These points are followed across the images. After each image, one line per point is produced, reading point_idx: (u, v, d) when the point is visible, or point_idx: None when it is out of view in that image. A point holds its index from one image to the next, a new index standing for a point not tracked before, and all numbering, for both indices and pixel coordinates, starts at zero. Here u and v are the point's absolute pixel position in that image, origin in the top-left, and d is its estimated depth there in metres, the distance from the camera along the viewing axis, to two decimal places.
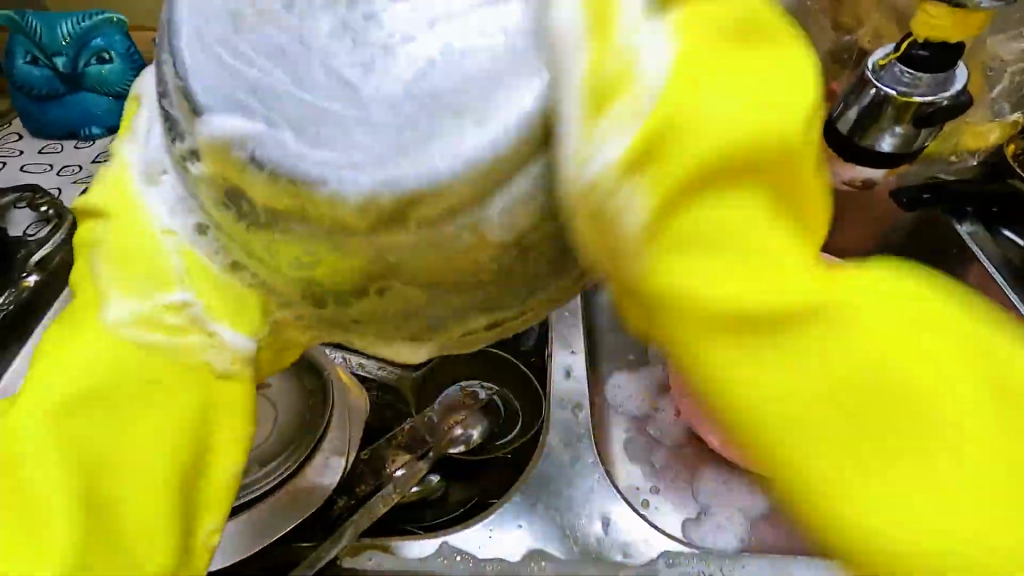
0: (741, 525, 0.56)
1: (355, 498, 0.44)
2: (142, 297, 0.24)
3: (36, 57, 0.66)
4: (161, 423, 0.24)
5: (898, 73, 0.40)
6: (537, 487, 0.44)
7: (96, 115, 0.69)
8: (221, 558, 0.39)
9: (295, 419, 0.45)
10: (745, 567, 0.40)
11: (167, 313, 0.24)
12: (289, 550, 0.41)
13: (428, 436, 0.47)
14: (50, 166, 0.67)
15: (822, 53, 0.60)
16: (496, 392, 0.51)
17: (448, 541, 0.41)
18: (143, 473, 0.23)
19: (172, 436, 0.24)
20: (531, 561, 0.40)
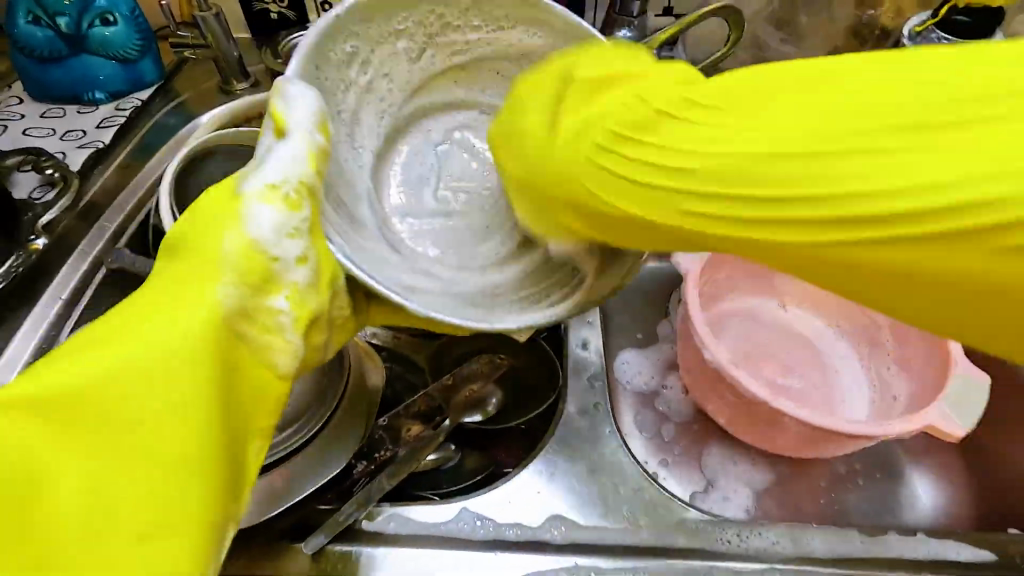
0: (747, 497, 0.57)
1: (373, 463, 0.44)
2: (240, 321, 0.27)
3: (38, 16, 0.63)
4: (185, 445, 0.25)
5: (934, 39, 0.41)
6: (554, 457, 0.44)
7: (100, 79, 0.67)
8: (236, 521, 0.39)
9: (311, 386, 0.44)
10: (762, 534, 0.40)
11: (267, 331, 0.28)
12: (310, 512, 0.41)
13: (443, 404, 0.47)
14: (53, 130, 0.65)
15: (842, 27, 0.60)
16: (511, 363, 0.51)
17: (464, 507, 0.41)
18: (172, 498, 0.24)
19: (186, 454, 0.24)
20: (549, 528, 0.40)
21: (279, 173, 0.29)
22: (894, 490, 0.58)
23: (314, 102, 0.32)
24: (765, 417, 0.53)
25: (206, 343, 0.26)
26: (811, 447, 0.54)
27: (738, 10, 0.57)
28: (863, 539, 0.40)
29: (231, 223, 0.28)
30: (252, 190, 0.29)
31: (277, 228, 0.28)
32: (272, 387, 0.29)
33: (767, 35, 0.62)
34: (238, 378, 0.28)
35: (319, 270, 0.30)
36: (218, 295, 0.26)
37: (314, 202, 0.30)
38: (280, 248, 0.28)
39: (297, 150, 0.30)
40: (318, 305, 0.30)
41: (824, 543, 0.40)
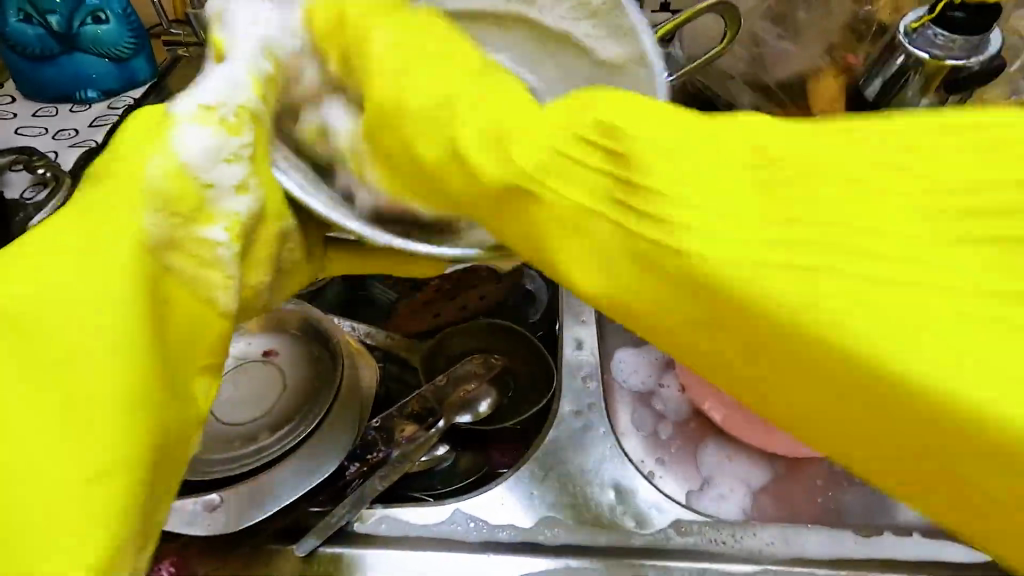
0: (743, 496, 0.57)
1: (367, 464, 0.44)
2: (175, 254, 0.28)
3: (29, 14, 0.63)
4: (111, 383, 0.25)
5: (931, 35, 0.40)
6: (549, 458, 0.44)
7: (94, 78, 0.67)
8: (230, 522, 0.39)
9: (305, 387, 0.45)
10: (756, 535, 0.40)
11: (203, 265, 0.28)
12: (302, 514, 0.41)
13: (436, 405, 0.47)
14: (45, 129, 0.65)
15: (840, 23, 0.59)
16: (505, 363, 0.50)
17: (458, 509, 0.41)
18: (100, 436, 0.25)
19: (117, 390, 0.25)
20: (542, 529, 0.40)
21: (214, 93, 0.28)
22: (891, 489, 0.58)
23: (258, 30, 0.31)
24: (762, 417, 0.53)
25: (127, 273, 0.26)
26: (808, 447, 0.54)
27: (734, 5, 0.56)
28: (857, 540, 0.40)
29: (158, 147, 0.28)
30: (182, 112, 0.28)
31: (213, 153, 0.27)
32: (208, 322, 0.29)
33: (764, 31, 0.62)
34: (175, 312, 0.28)
35: (262, 201, 0.29)
36: (142, 221, 0.27)
37: (259, 129, 0.29)
38: (213, 174, 0.27)
39: (238, 75, 0.29)
40: (258, 239, 0.30)
41: (819, 544, 0.40)
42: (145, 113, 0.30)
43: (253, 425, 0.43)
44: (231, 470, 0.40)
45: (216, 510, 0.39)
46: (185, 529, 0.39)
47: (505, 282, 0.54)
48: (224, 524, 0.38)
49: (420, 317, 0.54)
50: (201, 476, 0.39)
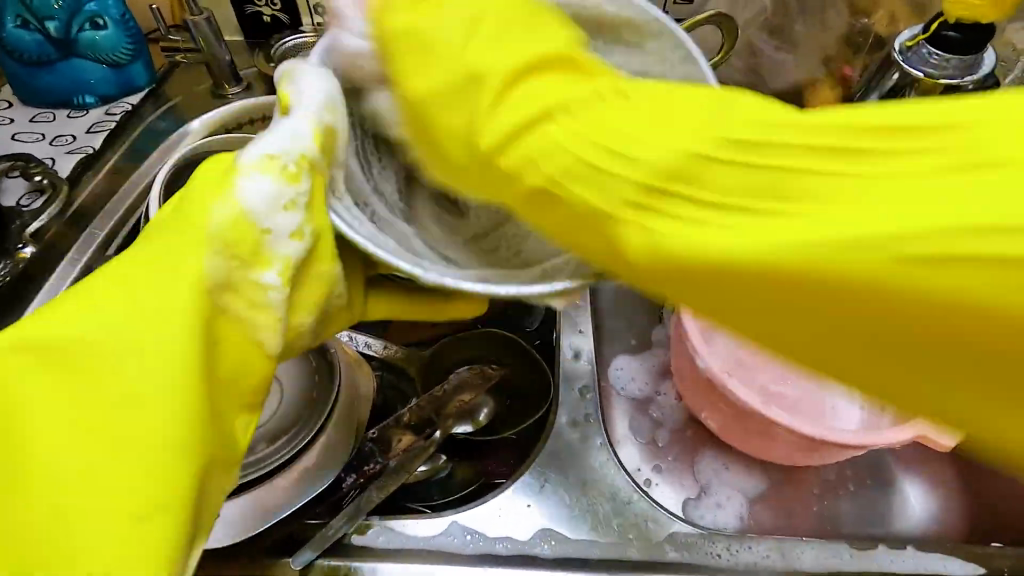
0: (740, 504, 0.57)
1: (364, 475, 0.44)
2: (229, 296, 0.27)
3: (26, 20, 0.63)
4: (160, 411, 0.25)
5: (926, 54, 0.41)
6: (545, 469, 0.44)
7: (91, 83, 0.67)
8: (224, 535, 0.39)
9: (302, 399, 0.45)
10: (752, 548, 0.40)
11: (254, 308, 0.28)
12: (300, 526, 0.41)
13: (433, 415, 0.47)
14: (43, 135, 0.65)
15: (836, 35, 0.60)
16: (503, 372, 0.51)
17: (455, 521, 0.41)
18: (148, 470, 0.25)
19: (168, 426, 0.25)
20: (539, 542, 0.40)
21: (281, 144, 0.27)
22: (886, 499, 0.58)
23: (327, 82, 0.29)
24: (758, 426, 0.53)
25: (184, 323, 0.26)
26: (803, 456, 0.54)
27: (731, 18, 0.56)
28: (852, 554, 0.40)
29: (224, 194, 0.27)
30: (247, 161, 0.27)
31: (273, 203, 0.27)
32: (257, 367, 0.29)
33: (761, 42, 0.62)
34: (221, 350, 0.28)
35: (315, 247, 0.28)
36: (205, 266, 0.26)
37: (316, 177, 0.28)
38: (272, 221, 0.27)
39: (298, 129, 0.28)
40: (307, 282, 0.29)
41: (814, 558, 0.40)
42: (222, 156, 0.29)
43: (250, 436, 0.42)
44: None
45: (213, 523, 0.39)
46: None
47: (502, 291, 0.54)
48: (218, 537, 0.39)
49: (414, 327, 0.53)
50: None
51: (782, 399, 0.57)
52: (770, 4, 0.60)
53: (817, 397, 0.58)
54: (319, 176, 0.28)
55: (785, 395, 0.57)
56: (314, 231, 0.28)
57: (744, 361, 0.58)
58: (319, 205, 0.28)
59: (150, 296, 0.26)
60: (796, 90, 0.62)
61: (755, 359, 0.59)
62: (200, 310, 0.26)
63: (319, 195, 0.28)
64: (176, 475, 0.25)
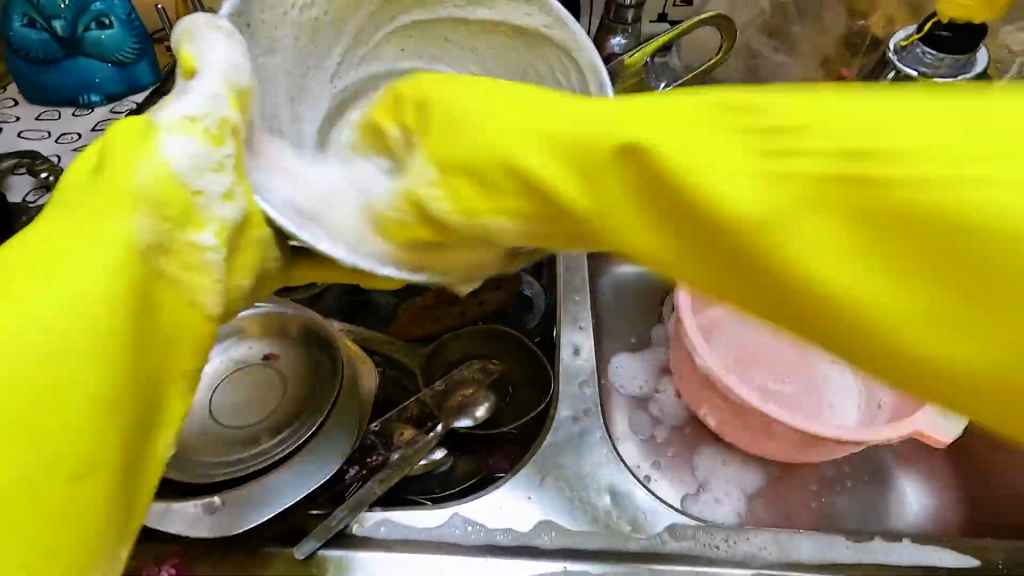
0: (738, 500, 0.57)
1: (366, 467, 0.45)
2: (166, 262, 0.28)
3: (34, 19, 0.64)
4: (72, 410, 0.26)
5: (920, 54, 0.41)
6: (545, 463, 0.44)
7: (97, 82, 0.68)
8: (225, 527, 0.39)
9: (305, 391, 0.46)
10: (750, 539, 0.41)
11: (191, 272, 0.28)
12: (303, 517, 0.42)
13: (435, 409, 0.47)
14: (48, 133, 0.65)
15: (834, 37, 0.61)
16: (504, 368, 0.51)
17: (457, 513, 0.41)
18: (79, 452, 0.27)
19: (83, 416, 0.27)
20: (540, 533, 0.41)
21: (193, 103, 0.27)
22: (883, 495, 0.58)
23: (233, 39, 0.29)
24: (755, 421, 0.53)
25: (113, 292, 0.27)
26: (802, 452, 0.54)
27: (731, 19, 0.57)
28: (849, 546, 0.41)
29: (145, 154, 0.27)
30: (163, 123, 0.27)
31: (198, 165, 0.27)
32: (196, 327, 0.30)
33: (759, 44, 0.63)
34: (164, 313, 0.29)
35: (249, 209, 0.29)
36: (132, 229, 0.27)
37: (240, 141, 0.28)
38: (201, 183, 0.27)
39: (212, 90, 0.27)
40: (243, 247, 0.29)
41: (811, 550, 0.40)
42: (129, 119, 0.29)
43: (250, 429, 0.44)
44: (230, 474, 0.40)
45: (217, 513, 0.39)
46: (185, 531, 0.39)
47: (503, 288, 0.55)
48: (219, 529, 0.39)
49: (420, 322, 0.54)
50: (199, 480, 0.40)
51: (781, 395, 0.57)
52: (768, 7, 0.61)
53: (816, 394, 0.58)
54: (239, 130, 0.28)
55: (784, 392, 0.58)
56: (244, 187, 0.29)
57: (742, 358, 0.59)
58: (238, 157, 0.28)
59: (71, 277, 0.26)
60: None
61: (754, 356, 0.59)
62: (127, 275, 0.27)
63: (240, 148, 0.28)
64: (103, 460, 0.28)
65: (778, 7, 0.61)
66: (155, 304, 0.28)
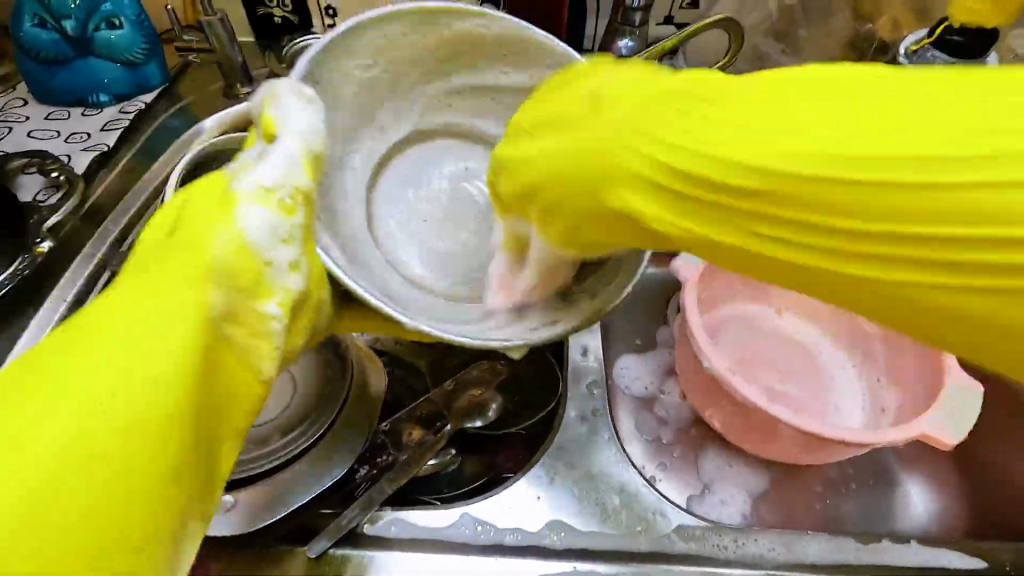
0: (743, 501, 0.58)
1: (375, 467, 0.45)
2: (230, 327, 0.28)
3: (44, 19, 0.64)
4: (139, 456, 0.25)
5: (931, 57, 0.41)
6: (554, 464, 0.44)
7: (105, 82, 0.68)
8: (238, 525, 0.39)
9: (315, 391, 0.46)
10: (758, 540, 0.41)
11: (255, 337, 0.29)
12: (313, 516, 0.42)
13: (443, 409, 0.47)
14: (58, 132, 0.66)
15: (840, 41, 0.61)
16: (512, 368, 0.51)
17: (466, 512, 0.41)
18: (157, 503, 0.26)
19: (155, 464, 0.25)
20: (550, 533, 0.41)
21: (279, 170, 0.28)
22: (888, 498, 0.58)
23: (311, 115, 0.31)
24: (761, 422, 0.54)
25: (190, 349, 0.26)
26: (807, 454, 0.55)
27: (738, 23, 0.57)
28: (858, 547, 0.41)
29: (223, 222, 0.28)
30: (248, 186, 0.28)
31: (275, 232, 0.28)
32: (250, 391, 0.30)
33: (767, 47, 0.63)
34: (221, 376, 0.29)
35: (308, 277, 0.30)
36: (208, 296, 0.27)
37: (309, 208, 0.30)
38: (273, 253, 0.28)
39: (291, 154, 0.29)
40: (300, 312, 0.31)
41: (820, 552, 0.41)
42: (202, 181, 0.29)
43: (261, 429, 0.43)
44: (242, 473, 0.41)
45: (230, 512, 0.39)
46: None
47: None
48: (232, 527, 0.39)
49: None
50: None
51: (786, 396, 0.58)
52: (775, 10, 0.61)
53: (821, 397, 0.59)
54: (308, 202, 0.30)
55: (789, 393, 0.58)
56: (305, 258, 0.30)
57: (747, 359, 0.59)
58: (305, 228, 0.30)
59: (140, 332, 0.26)
60: None
61: (760, 358, 0.60)
62: (198, 343, 0.27)
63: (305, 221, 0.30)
64: (165, 528, 0.26)
65: (785, 10, 0.61)
66: (214, 369, 0.28)
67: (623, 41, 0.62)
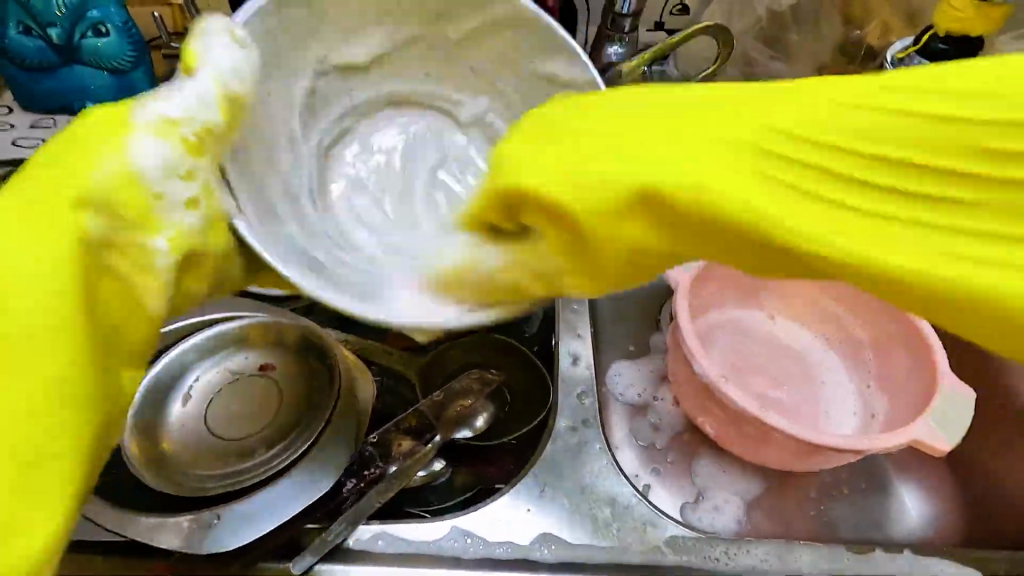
0: (737, 507, 0.57)
1: (363, 480, 0.43)
2: (115, 257, 0.29)
3: (29, 27, 0.63)
4: (27, 386, 0.28)
5: (917, 66, 0.42)
6: (543, 475, 0.44)
7: (92, 89, 0.67)
8: (215, 542, 0.38)
9: (300, 405, 0.46)
10: (750, 551, 0.40)
11: (140, 272, 0.30)
12: (298, 531, 0.41)
13: (434, 419, 0.46)
14: (43, 140, 0.65)
15: (830, 45, 0.61)
16: (502, 378, 0.51)
17: (458, 525, 0.41)
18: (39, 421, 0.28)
19: (31, 393, 0.28)
20: (540, 545, 0.40)
21: (183, 110, 0.29)
22: (883, 503, 0.58)
23: (234, 61, 0.31)
24: (753, 429, 0.53)
25: (68, 264, 0.28)
26: (799, 461, 0.54)
27: (729, 29, 0.57)
28: (849, 556, 0.41)
29: (116, 151, 0.29)
30: (145, 116, 0.29)
31: (166, 167, 0.29)
32: (142, 325, 0.31)
33: (755, 52, 0.62)
34: (112, 309, 0.31)
35: (208, 219, 0.30)
36: (84, 224, 0.28)
37: (214, 148, 0.30)
38: (164, 187, 0.29)
39: (202, 93, 0.29)
40: (202, 254, 0.31)
41: (813, 562, 0.40)
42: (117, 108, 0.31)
43: (246, 442, 0.44)
44: (222, 489, 0.41)
45: (210, 529, 0.38)
46: (174, 547, 0.38)
47: None
48: (209, 545, 0.38)
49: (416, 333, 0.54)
50: (191, 495, 0.41)
51: (779, 403, 0.57)
52: (765, 15, 0.61)
53: (814, 401, 0.58)
54: (199, 139, 0.29)
55: (785, 400, 0.57)
56: (207, 203, 0.30)
57: (740, 365, 0.59)
58: (205, 162, 0.30)
59: (29, 249, 0.28)
60: None
61: (752, 365, 0.59)
62: (71, 253, 0.28)
63: (209, 157, 0.30)
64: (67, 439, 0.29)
65: (774, 16, 0.62)
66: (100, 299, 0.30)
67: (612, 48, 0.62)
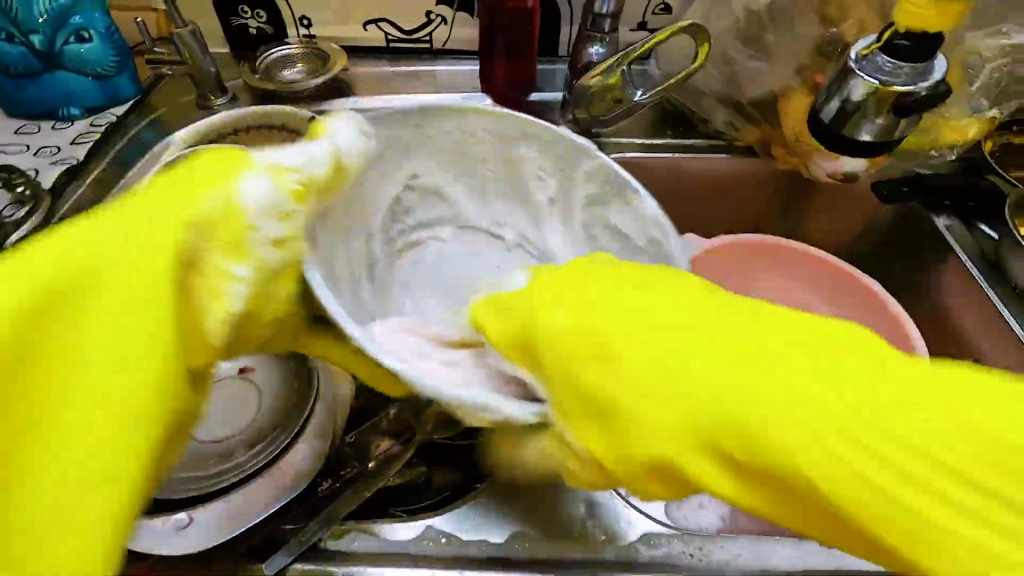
0: (721, 505, 0.57)
1: (339, 480, 0.44)
2: (213, 273, 0.29)
3: (11, 34, 0.63)
4: (128, 383, 0.25)
5: (880, 62, 0.42)
6: (519, 474, 0.44)
7: (76, 95, 0.68)
8: (191, 542, 0.38)
9: (280, 405, 0.46)
10: (725, 547, 0.41)
11: (217, 295, 0.29)
12: (274, 530, 0.41)
13: (410, 419, 0.45)
14: (26, 146, 0.65)
15: (807, 44, 0.61)
16: None
17: (431, 523, 0.41)
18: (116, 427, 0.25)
19: (143, 393, 0.26)
20: (512, 543, 0.41)
21: (307, 162, 0.32)
22: None
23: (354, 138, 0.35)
24: None
25: (167, 272, 0.27)
26: None
27: (706, 28, 0.58)
28: (822, 553, 0.41)
29: (223, 182, 0.30)
30: (277, 160, 0.32)
31: (274, 208, 0.31)
32: (200, 355, 0.29)
33: (734, 51, 0.64)
34: (201, 317, 0.29)
35: (286, 262, 0.31)
36: (190, 233, 0.28)
37: (311, 199, 0.33)
38: (261, 223, 0.30)
39: (315, 152, 0.33)
40: (268, 296, 0.31)
41: (788, 558, 0.40)
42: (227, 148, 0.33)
43: (225, 444, 0.44)
44: (199, 489, 0.40)
45: (184, 530, 0.38)
46: (150, 549, 0.38)
47: None
48: (185, 545, 0.38)
49: None
50: (166, 496, 0.40)
51: None
52: (742, 15, 0.62)
53: None
54: (303, 193, 0.32)
55: None
56: (290, 248, 0.32)
57: None
58: (305, 212, 0.33)
59: (169, 238, 0.28)
60: (770, 97, 0.64)
61: None
62: (171, 270, 0.27)
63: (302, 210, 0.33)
64: (123, 465, 0.25)
65: (752, 15, 0.62)
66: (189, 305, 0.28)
67: (594, 47, 0.62)
